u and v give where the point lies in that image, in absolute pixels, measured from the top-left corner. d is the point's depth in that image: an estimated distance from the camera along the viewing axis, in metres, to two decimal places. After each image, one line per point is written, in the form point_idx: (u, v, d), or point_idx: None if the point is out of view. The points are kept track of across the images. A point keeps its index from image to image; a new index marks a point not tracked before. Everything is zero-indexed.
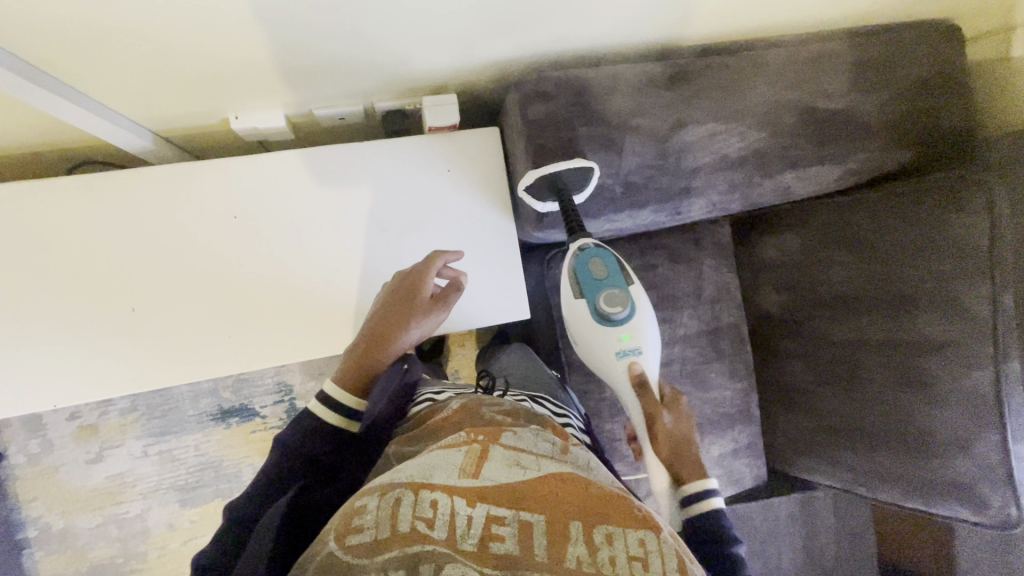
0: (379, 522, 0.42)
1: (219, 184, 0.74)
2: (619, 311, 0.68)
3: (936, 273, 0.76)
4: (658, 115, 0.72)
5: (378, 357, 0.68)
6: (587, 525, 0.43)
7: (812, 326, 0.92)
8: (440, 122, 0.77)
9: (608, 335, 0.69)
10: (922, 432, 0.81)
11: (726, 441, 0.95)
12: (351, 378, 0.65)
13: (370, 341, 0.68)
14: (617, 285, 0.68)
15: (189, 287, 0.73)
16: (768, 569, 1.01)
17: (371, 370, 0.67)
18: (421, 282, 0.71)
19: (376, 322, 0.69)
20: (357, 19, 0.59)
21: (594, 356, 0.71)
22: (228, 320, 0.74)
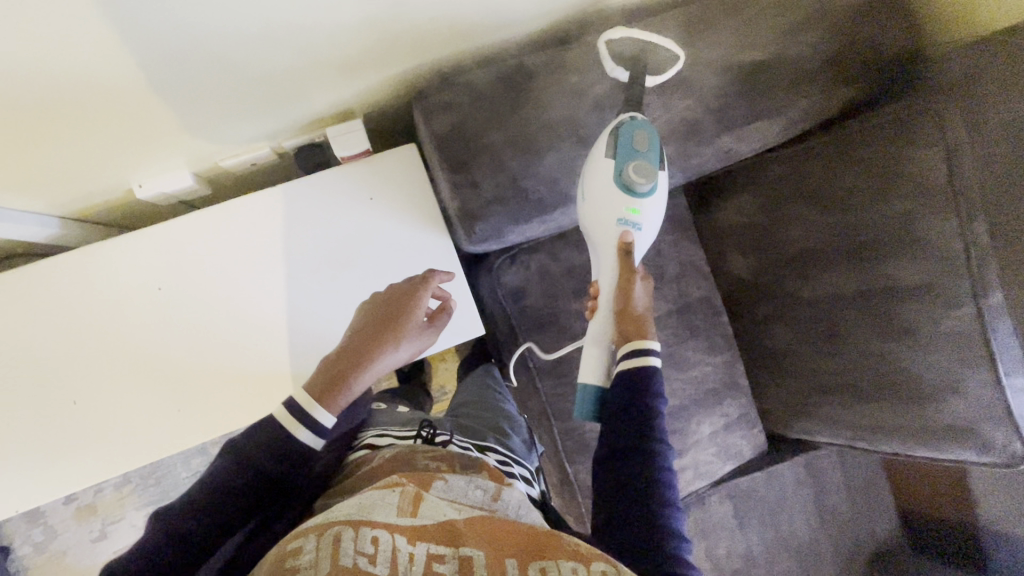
0: (318, 559, 0.39)
1: (141, 259, 0.71)
2: (641, 187, 0.60)
3: (900, 211, 0.72)
4: (572, 102, 0.67)
5: (357, 371, 0.60)
6: (524, 559, 0.42)
7: (785, 286, 0.87)
8: (351, 150, 0.74)
9: (626, 201, 0.61)
10: (911, 379, 0.77)
11: (716, 417, 0.92)
12: (324, 389, 0.58)
13: (355, 355, 0.61)
14: (652, 162, 0.61)
15: (129, 367, 0.71)
16: (783, 538, 0.97)
17: (347, 383, 0.59)
18: (414, 299, 0.66)
19: (364, 336, 0.63)
20: (221, 53, 0.56)
21: (592, 213, 0.63)
22: (174, 394, 0.72)
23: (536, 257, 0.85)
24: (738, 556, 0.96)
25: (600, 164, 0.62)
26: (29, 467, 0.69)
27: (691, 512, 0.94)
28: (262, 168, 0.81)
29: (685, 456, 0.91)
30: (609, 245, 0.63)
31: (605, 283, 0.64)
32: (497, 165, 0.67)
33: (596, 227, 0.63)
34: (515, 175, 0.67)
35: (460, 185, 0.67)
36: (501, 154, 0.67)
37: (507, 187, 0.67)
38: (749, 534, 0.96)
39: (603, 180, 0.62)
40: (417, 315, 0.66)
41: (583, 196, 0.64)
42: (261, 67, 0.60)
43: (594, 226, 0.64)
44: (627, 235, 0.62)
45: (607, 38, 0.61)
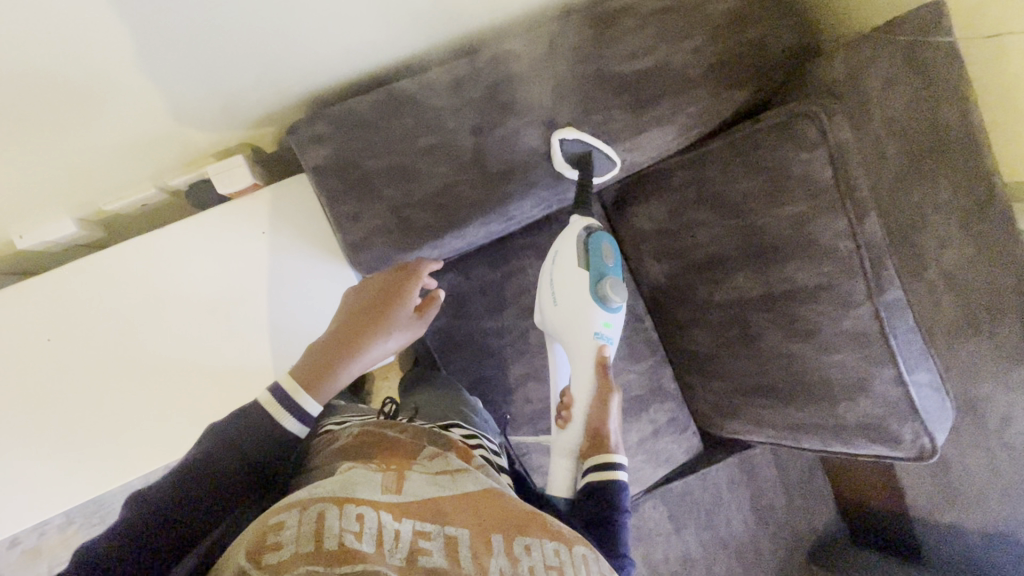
0: (300, 535, 0.34)
1: (25, 305, 0.67)
2: (614, 302, 0.66)
3: (794, 213, 0.71)
4: (449, 125, 0.66)
5: (345, 361, 0.56)
6: (508, 536, 0.40)
7: (699, 291, 0.85)
8: (234, 185, 0.72)
9: (598, 315, 0.66)
10: (821, 379, 0.76)
11: (644, 423, 0.92)
12: (311, 376, 0.54)
13: (341, 344, 0.57)
14: (615, 275, 0.67)
15: (19, 423, 0.67)
16: (722, 537, 0.97)
17: (334, 370, 0.55)
18: (405, 282, 0.62)
19: (350, 324, 0.59)
20: (59, 98, 0.53)
21: (570, 320, 0.66)
22: (71, 446, 0.68)
23: (443, 278, 0.84)
24: (677, 560, 0.96)
25: (573, 278, 0.66)
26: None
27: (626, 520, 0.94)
28: (155, 207, 0.79)
29: None
30: (586, 352, 0.66)
31: (579, 389, 0.66)
32: (376, 195, 0.65)
33: (566, 327, 0.67)
34: (396, 204, 0.66)
35: (341, 217, 0.66)
36: (379, 183, 0.65)
37: (387, 216, 0.66)
38: (686, 537, 0.96)
39: (574, 284, 0.66)
40: (410, 300, 0.62)
41: (555, 300, 0.67)
42: (128, 113, 0.59)
43: (566, 331, 0.67)
44: (600, 347, 0.67)
45: (560, 137, 0.68)
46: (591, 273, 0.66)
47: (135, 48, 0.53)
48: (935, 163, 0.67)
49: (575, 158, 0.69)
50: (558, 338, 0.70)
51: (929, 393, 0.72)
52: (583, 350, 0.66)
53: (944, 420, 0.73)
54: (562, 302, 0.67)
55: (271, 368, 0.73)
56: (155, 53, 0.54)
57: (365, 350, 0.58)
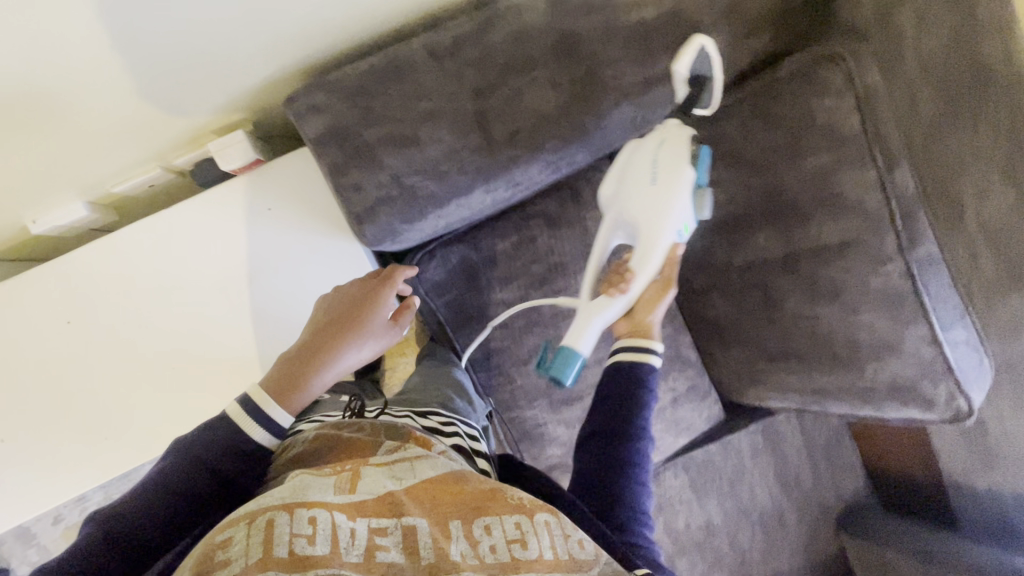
0: (248, 547, 0.34)
1: (47, 293, 0.70)
2: (702, 215, 0.62)
3: (818, 165, 0.67)
4: (450, 89, 0.64)
5: (313, 369, 0.54)
6: (467, 520, 0.40)
7: (718, 254, 0.82)
8: (238, 161, 0.72)
9: (686, 216, 0.60)
10: (847, 341, 0.73)
11: (662, 392, 0.90)
12: (275, 386, 0.52)
13: (313, 352, 0.55)
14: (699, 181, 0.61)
15: (44, 404, 0.69)
16: (745, 505, 0.96)
17: (302, 378, 0.53)
18: (377, 288, 0.60)
19: (323, 332, 0.56)
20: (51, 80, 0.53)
21: (662, 206, 0.59)
22: (91, 427, 0.70)
23: (453, 250, 0.82)
24: (700, 528, 0.94)
25: (679, 167, 0.59)
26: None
27: None
28: (161, 187, 0.79)
29: None
30: (663, 247, 0.60)
31: (644, 270, 0.61)
32: (376, 166, 0.64)
33: (654, 210, 0.59)
34: (397, 173, 0.64)
35: (342, 189, 0.64)
36: (379, 152, 0.63)
37: (389, 186, 0.64)
38: (707, 506, 0.94)
39: (681, 176, 0.59)
40: (383, 307, 0.59)
41: (655, 180, 0.60)
42: (124, 94, 0.58)
43: (647, 215, 0.60)
44: (674, 245, 0.62)
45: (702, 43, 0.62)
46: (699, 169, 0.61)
47: (123, 25, 0.51)
48: (975, 103, 0.62)
49: (693, 78, 0.64)
50: (621, 223, 0.62)
51: (966, 351, 0.68)
52: (661, 244, 0.60)
53: (981, 380, 0.69)
54: (665, 184, 0.59)
55: (281, 347, 0.74)
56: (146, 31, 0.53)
57: (336, 358, 0.55)
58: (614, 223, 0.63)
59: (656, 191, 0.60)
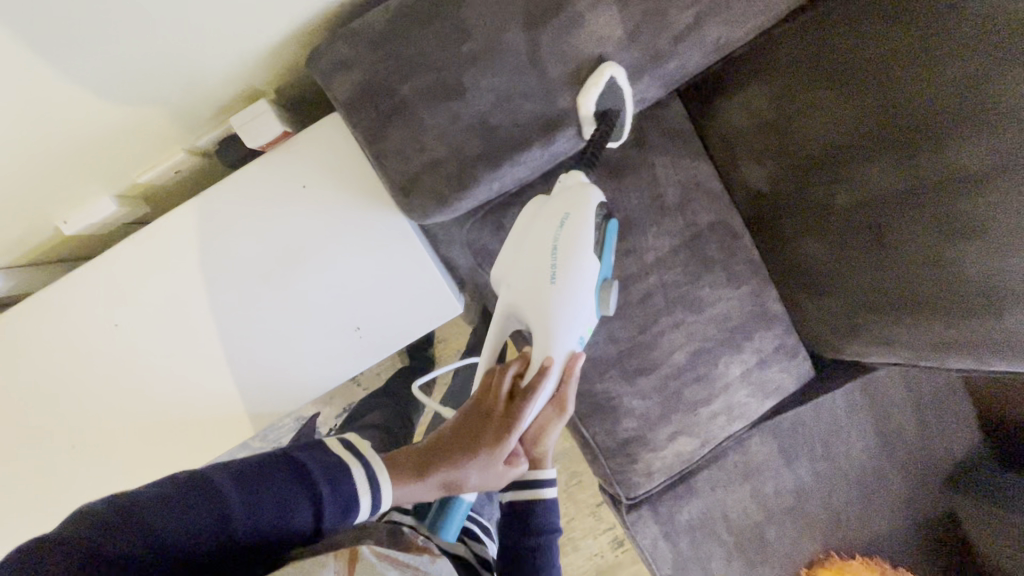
0: None
1: (101, 296, 0.67)
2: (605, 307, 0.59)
3: (965, 71, 0.53)
4: (495, 22, 0.53)
5: (431, 467, 0.49)
6: None
7: (814, 194, 0.71)
8: (263, 136, 0.64)
9: (589, 318, 0.57)
10: (985, 290, 0.60)
11: (747, 353, 0.81)
12: (391, 468, 0.48)
13: (439, 446, 0.51)
14: (602, 276, 0.60)
15: (110, 403, 0.67)
16: (841, 466, 0.87)
17: (417, 472, 0.49)
18: (526, 398, 0.53)
19: (456, 426, 0.52)
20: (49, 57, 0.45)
21: (570, 302, 0.55)
22: (157, 428, 0.68)
23: (506, 215, 0.73)
24: (790, 494, 0.87)
25: (580, 260, 0.55)
26: (28, 518, 0.67)
27: (729, 456, 0.85)
28: (190, 171, 0.73)
29: (713, 402, 0.81)
30: (568, 351, 0.56)
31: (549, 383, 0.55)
32: (417, 125, 0.55)
33: (547, 312, 0.55)
34: (442, 131, 0.55)
35: (382, 156, 0.56)
36: (419, 110, 0.55)
37: (436, 148, 0.56)
38: (799, 471, 0.86)
39: (579, 263, 0.55)
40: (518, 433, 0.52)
41: (555, 278, 0.55)
42: (118, 69, 0.50)
43: (544, 319, 0.55)
44: (571, 355, 0.56)
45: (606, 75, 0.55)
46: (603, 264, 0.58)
47: None
48: None
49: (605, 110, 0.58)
50: (521, 314, 0.58)
51: None
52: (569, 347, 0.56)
53: None
54: (563, 284, 0.54)
55: (336, 334, 0.70)
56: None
57: (452, 464, 0.50)
58: (509, 314, 0.58)
59: (561, 291, 0.55)
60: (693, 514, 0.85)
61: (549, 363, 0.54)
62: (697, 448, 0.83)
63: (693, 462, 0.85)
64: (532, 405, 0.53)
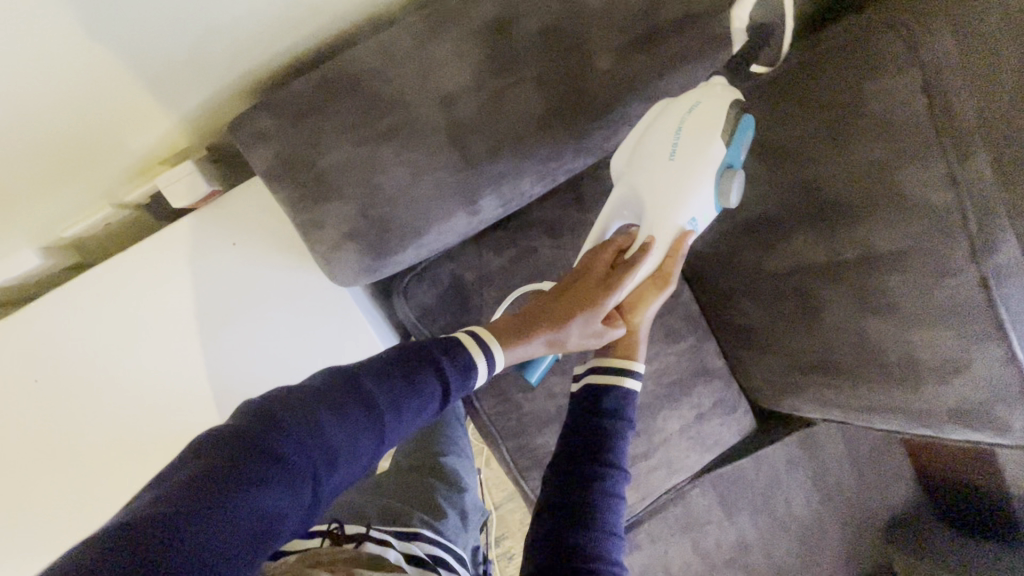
0: None
1: (49, 327, 0.64)
2: (727, 197, 0.55)
3: (872, 160, 0.55)
4: (414, 98, 0.54)
5: (534, 334, 0.55)
6: None
7: (747, 256, 0.72)
8: (194, 195, 0.64)
9: (702, 203, 0.55)
10: (903, 360, 0.62)
11: (687, 407, 0.81)
12: (500, 331, 0.55)
13: (543, 316, 0.56)
14: (731, 161, 0.55)
15: (39, 452, 0.63)
16: (782, 519, 0.88)
17: (522, 339, 0.55)
18: (627, 269, 0.55)
19: (561, 297, 0.56)
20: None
21: (684, 182, 0.53)
22: (87, 481, 0.64)
23: (444, 271, 0.73)
24: (731, 546, 0.87)
25: (700, 143, 0.53)
26: None
27: (670, 508, 0.85)
28: (121, 223, 0.72)
29: (654, 456, 0.81)
30: (673, 232, 0.55)
31: (650, 260, 0.56)
32: (339, 197, 0.55)
33: (658, 192, 0.54)
34: (363, 202, 0.55)
35: (303, 226, 0.55)
36: (339, 182, 0.54)
37: (359, 219, 0.55)
38: (741, 522, 0.87)
39: (702, 144, 0.53)
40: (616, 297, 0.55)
41: (672, 156, 0.53)
42: (23, 142, 0.49)
43: (654, 199, 0.55)
44: (682, 231, 0.55)
45: None
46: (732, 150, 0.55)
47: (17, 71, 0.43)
48: None
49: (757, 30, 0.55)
50: (629, 201, 0.57)
51: None
52: (672, 228, 0.55)
53: None
54: (679, 164, 0.53)
55: (267, 390, 0.68)
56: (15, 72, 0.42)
57: (555, 330, 0.54)
58: (620, 203, 0.58)
59: (676, 171, 0.54)
60: (636, 565, 0.85)
61: (652, 239, 0.55)
62: (638, 502, 0.83)
63: (635, 515, 0.85)
64: (633, 278, 0.55)
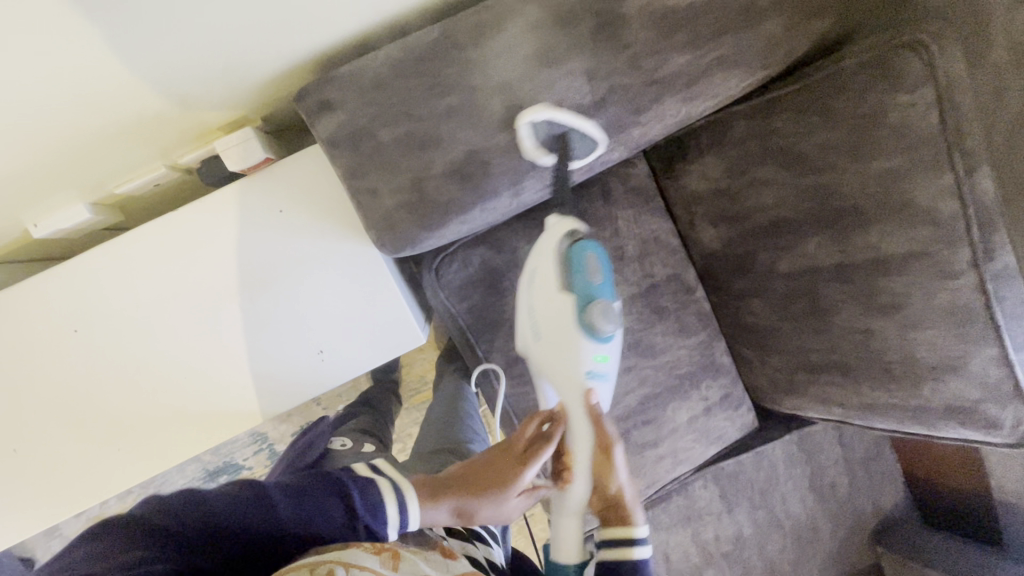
0: None
1: (93, 285, 0.67)
2: (606, 329, 0.57)
3: (885, 170, 0.60)
4: (473, 82, 0.58)
5: (450, 492, 0.57)
6: None
7: (760, 258, 0.76)
8: (250, 159, 0.68)
9: (587, 348, 0.58)
10: (904, 359, 0.67)
11: (694, 401, 0.85)
12: (422, 485, 0.56)
13: (461, 480, 0.59)
14: (608, 299, 0.58)
15: (84, 402, 0.69)
16: (778, 515, 0.91)
17: (444, 496, 0.56)
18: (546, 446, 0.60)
19: (486, 464, 0.61)
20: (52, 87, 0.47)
21: (564, 330, 0.58)
22: (124, 433, 0.70)
23: (476, 253, 0.77)
24: (728, 539, 0.90)
25: (553, 301, 0.58)
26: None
27: (673, 499, 0.89)
28: (168, 186, 0.75)
29: (661, 445, 0.85)
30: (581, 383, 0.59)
31: (575, 424, 0.59)
32: (395, 169, 0.58)
33: (546, 355, 0.60)
34: (417, 175, 0.59)
35: (358, 194, 0.59)
36: (397, 156, 0.58)
37: (411, 192, 0.59)
38: (739, 517, 0.90)
39: (550, 307, 0.59)
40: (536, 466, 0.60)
41: (536, 331, 0.60)
42: (106, 95, 0.52)
43: (546, 358, 0.60)
44: (588, 390, 0.59)
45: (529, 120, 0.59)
46: (579, 291, 0.57)
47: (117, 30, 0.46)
48: None
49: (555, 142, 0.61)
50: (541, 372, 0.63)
51: None
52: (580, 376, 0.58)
53: None
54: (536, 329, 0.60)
55: (300, 357, 0.72)
56: (117, 32, 0.46)
57: (467, 499, 0.57)
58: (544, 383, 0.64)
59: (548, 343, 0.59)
60: None
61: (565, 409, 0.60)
62: (644, 489, 0.86)
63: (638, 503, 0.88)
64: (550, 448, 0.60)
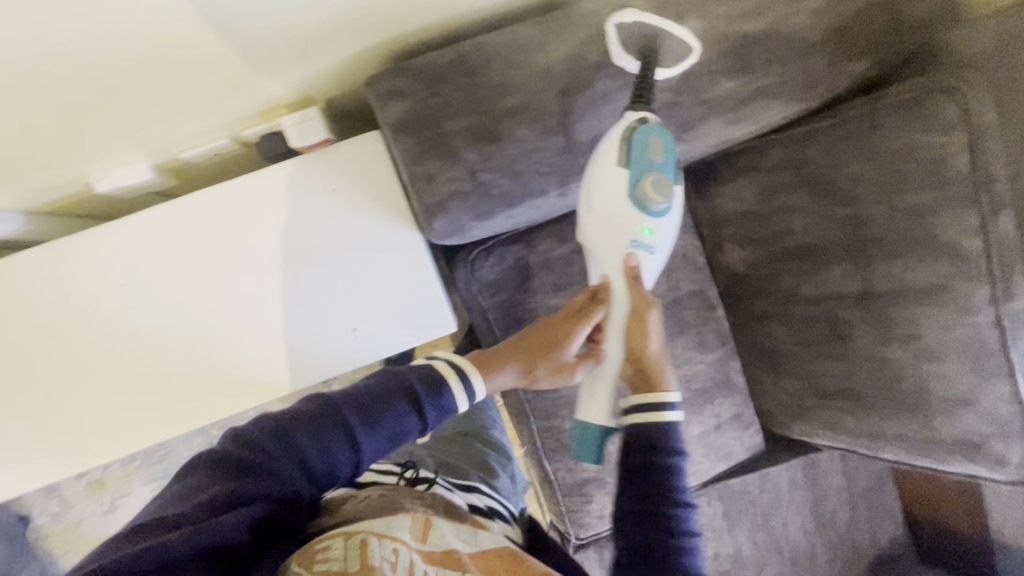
0: (346, 554, 0.41)
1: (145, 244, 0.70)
2: (657, 205, 0.59)
3: (913, 206, 0.64)
4: (536, 85, 0.61)
5: (507, 363, 0.63)
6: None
7: (783, 282, 0.79)
8: (310, 140, 0.71)
9: (637, 219, 0.59)
10: (917, 390, 0.69)
11: (706, 416, 0.87)
12: (480, 359, 0.62)
13: (518, 351, 0.64)
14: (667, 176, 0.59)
15: (118, 358, 0.70)
16: (778, 539, 0.92)
17: (502, 365, 0.62)
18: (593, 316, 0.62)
19: (539, 336, 0.64)
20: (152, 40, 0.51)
21: (615, 207, 0.59)
22: (154, 391, 0.71)
23: (511, 250, 0.80)
24: (727, 558, 0.91)
25: (609, 175, 0.59)
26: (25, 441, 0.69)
27: None
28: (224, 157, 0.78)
29: None
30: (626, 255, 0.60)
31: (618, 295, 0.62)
32: (453, 158, 0.61)
33: (596, 228, 0.61)
34: (473, 165, 0.62)
35: (414, 178, 0.62)
36: (457, 146, 0.61)
37: (466, 181, 0.62)
38: (739, 536, 0.91)
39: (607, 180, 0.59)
40: (589, 327, 0.63)
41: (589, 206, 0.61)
42: (197, 58, 0.55)
43: (596, 234, 0.61)
44: (630, 258, 0.60)
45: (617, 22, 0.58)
46: (636, 169, 0.58)
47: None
48: None
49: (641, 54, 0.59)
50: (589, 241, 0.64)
51: None
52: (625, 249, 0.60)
53: None
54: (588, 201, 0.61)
55: (331, 334, 0.73)
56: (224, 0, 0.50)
57: (522, 365, 0.63)
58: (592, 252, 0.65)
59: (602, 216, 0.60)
60: None
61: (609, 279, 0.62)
62: None
63: None
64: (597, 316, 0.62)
